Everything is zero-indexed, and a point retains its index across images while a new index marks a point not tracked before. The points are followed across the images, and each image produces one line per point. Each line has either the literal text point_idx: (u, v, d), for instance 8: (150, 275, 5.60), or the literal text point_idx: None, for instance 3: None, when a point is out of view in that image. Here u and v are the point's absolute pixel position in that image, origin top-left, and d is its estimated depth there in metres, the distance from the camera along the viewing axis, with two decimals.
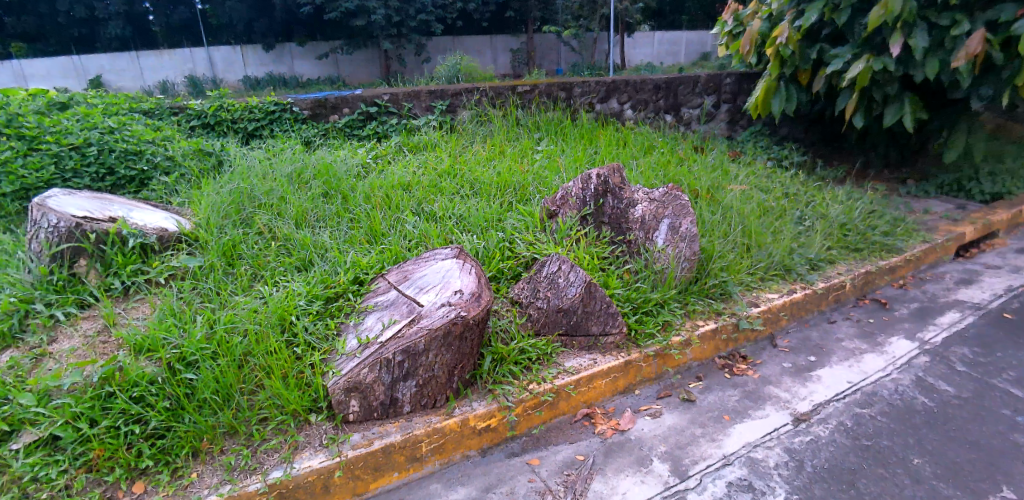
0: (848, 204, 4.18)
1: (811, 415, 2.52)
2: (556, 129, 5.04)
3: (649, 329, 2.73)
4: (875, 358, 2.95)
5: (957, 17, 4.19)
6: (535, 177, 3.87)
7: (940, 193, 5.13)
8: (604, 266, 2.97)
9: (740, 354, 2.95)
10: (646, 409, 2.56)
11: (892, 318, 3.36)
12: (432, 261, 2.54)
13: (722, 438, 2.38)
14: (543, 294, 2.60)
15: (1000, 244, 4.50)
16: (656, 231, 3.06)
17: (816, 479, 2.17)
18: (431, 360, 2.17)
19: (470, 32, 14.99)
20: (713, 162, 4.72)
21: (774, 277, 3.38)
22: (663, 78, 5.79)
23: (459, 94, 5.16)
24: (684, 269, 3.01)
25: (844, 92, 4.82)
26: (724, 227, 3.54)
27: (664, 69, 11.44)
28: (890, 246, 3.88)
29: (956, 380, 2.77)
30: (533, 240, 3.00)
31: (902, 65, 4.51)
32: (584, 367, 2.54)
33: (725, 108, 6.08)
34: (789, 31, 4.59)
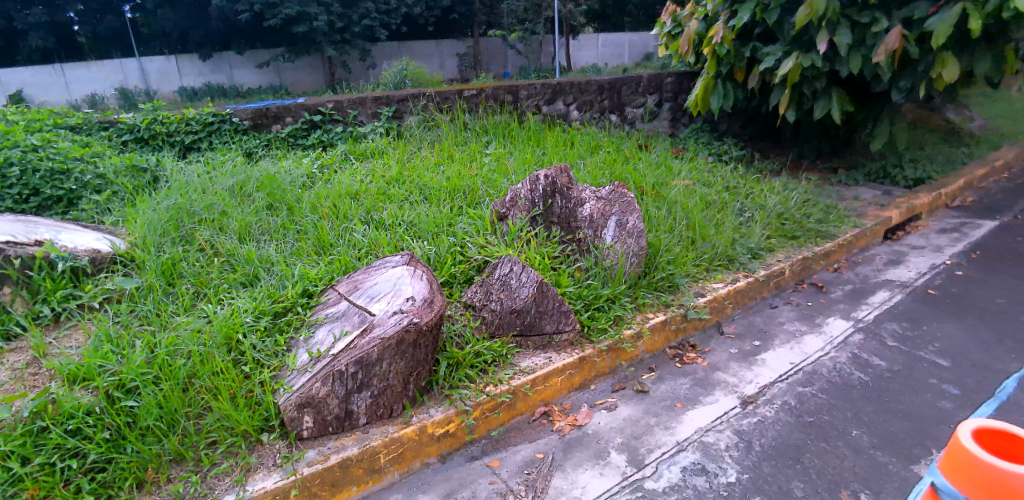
0: (784, 195, 4.37)
1: (758, 397, 2.63)
2: (504, 132, 5.08)
3: (601, 324, 2.79)
4: (815, 338, 3.10)
5: (876, 16, 4.44)
6: (483, 180, 3.88)
7: (868, 180, 5.43)
8: (555, 265, 3.00)
9: (689, 343, 3.04)
10: (603, 403, 2.60)
11: (829, 300, 3.54)
12: (383, 269, 2.52)
13: (675, 425, 2.46)
14: (497, 296, 2.61)
15: (924, 225, 4.79)
16: (605, 228, 3.12)
17: (765, 457, 2.27)
18: (386, 368, 2.15)
19: (416, 37, 14.90)
20: (658, 159, 4.86)
21: (718, 267, 3.51)
22: (607, 79, 5.91)
23: (405, 100, 5.13)
24: (633, 264, 3.09)
25: (777, 88, 5.04)
26: (670, 222, 3.65)
27: (610, 70, 11.66)
28: (825, 233, 4.08)
29: (888, 355, 2.94)
30: (484, 243, 3.01)
31: (829, 62, 4.75)
32: (540, 365, 2.57)
33: (667, 107, 6.24)
34: (724, 31, 4.77)
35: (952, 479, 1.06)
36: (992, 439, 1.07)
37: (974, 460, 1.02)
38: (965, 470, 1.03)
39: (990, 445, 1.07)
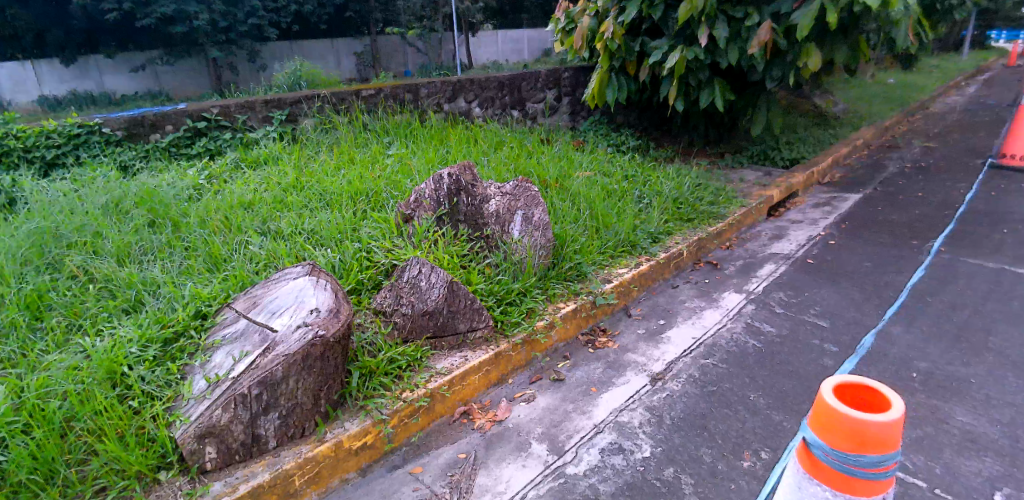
0: (678, 180, 4.61)
1: (665, 373, 2.76)
2: (405, 132, 4.98)
3: (514, 318, 2.82)
4: (713, 312, 3.31)
5: (748, 11, 4.78)
6: (387, 182, 3.79)
7: (752, 162, 5.85)
8: (464, 263, 2.99)
9: (600, 329, 3.14)
10: (521, 396, 2.62)
11: (723, 276, 3.78)
12: (283, 282, 2.39)
13: (591, 408, 2.53)
14: (407, 300, 2.56)
15: (800, 201, 5.24)
16: (511, 223, 3.15)
17: (675, 429, 2.39)
18: (293, 386, 2.05)
19: (307, 35, 14.28)
20: (559, 152, 4.97)
21: (622, 253, 3.64)
22: (506, 76, 5.94)
23: (299, 102, 4.90)
24: (541, 256, 3.15)
25: (665, 79, 5.30)
26: (574, 213, 3.74)
27: (512, 66, 11.76)
28: (716, 214, 4.36)
29: (777, 321, 3.19)
30: (390, 246, 2.94)
31: (710, 54, 5.06)
32: (456, 365, 2.55)
33: (566, 101, 6.39)
34: (614, 26, 4.95)
35: (822, 431, 1.37)
36: (848, 395, 1.41)
37: (839, 414, 1.34)
38: (832, 423, 1.34)
39: (849, 402, 1.41)
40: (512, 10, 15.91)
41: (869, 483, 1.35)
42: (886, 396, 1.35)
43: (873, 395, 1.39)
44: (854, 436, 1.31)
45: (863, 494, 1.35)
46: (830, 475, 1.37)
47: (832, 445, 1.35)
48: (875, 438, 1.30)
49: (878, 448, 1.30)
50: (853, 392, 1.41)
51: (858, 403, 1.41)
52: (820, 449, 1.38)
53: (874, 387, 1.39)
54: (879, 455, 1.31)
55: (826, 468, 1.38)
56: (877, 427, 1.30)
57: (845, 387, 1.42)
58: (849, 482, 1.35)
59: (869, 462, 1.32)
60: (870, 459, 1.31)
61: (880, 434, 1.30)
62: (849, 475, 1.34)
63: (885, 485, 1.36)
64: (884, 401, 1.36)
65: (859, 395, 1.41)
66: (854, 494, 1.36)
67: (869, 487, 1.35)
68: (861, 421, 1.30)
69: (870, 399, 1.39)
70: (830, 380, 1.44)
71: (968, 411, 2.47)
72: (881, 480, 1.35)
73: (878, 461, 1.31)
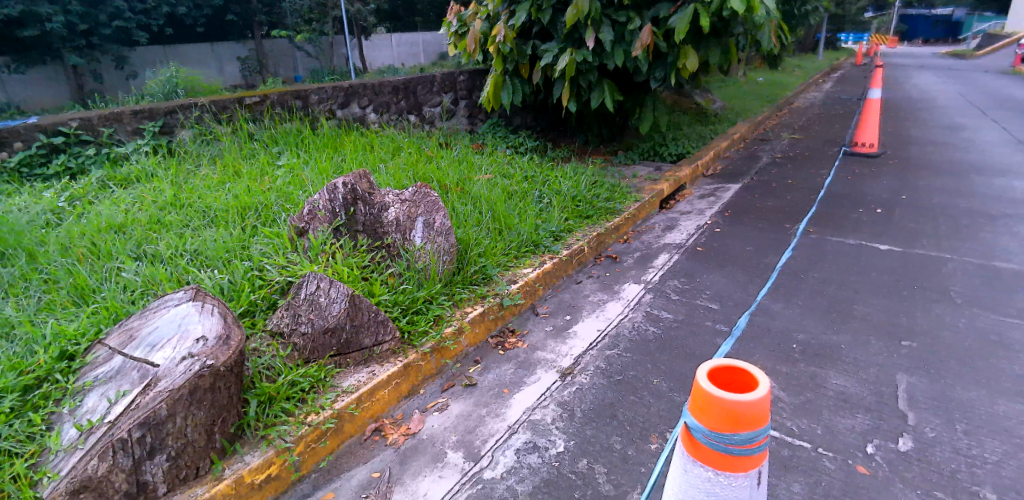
0: (575, 179, 4.74)
1: (574, 367, 2.83)
2: (295, 141, 4.75)
3: (421, 327, 2.77)
4: (615, 303, 3.44)
5: (630, 15, 5.01)
6: (277, 194, 3.59)
7: (643, 159, 6.15)
8: (366, 274, 2.90)
9: (509, 329, 3.16)
10: (434, 405, 2.58)
11: (622, 268, 3.93)
12: (163, 310, 2.19)
13: (504, 410, 2.54)
14: (306, 317, 2.43)
15: (688, 193, 5.57)
16: (413, 230, 3.08)
17: (586, 421, 2.45)
18: (181, 424, 1.89)
19: (182, 39, 13.26)
20: (459, 156, 4.95)
21: (526, 253, 3.69)
22: (401, 80, 5.81)
23: (173, 112, 4.50)
24: (446, 262, 3.13)
25: (558, 82, 5.43)
26: (476, 216, 3.75)
27: (409, 69, 11.60)
28: (612, 209, 4.53)
29: (673, 307, 3.36)
30: (284, 263, 2.79)
31: (597, 57, 5.24)
32: (364, 382, 2.46)
33: (463, 104, 6.37)
34: (505, 30, 5.01)
35: (698, 414, 1.30)
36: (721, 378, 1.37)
37: (713, 397, 1.28)
38: (707, 405, 1.28)
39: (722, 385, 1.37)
40: (405, 13, 15.70)
41: (747, 462, 1.30)
42: (755, 373, 1.32)
43: (743, 373, 1.35)
44: (729, 416, 1.26)
45: (741, 472, 1.30)
46: (710, 458, 1.31)
47: (709, 427, 1.29)
48: (748, 416, 1.25)
49: (751, 424, 1.26)
50: (725, 374, 1.36)
51: (730, 384, 1.36)
52: (698, 432, 1.32)
53: (744, 366, 1.36)
54: (754, 432, 1.26)
55: (706, 451, 1.31)
56: (749, 404, 1.25)
57: (718, 369, 1.37)
58: (727, 461, 1.29)
59: (744, 440, 1.27)
60: (745, 437, 1.26)
61: (752, 412, 1.25)
62: (727, 454, 1.29)
63: (760, 462, 1.32)
64: (754, 379, 1.33)
65: (730, 375, 1.36)
66: (733, 474, 1.31)
67: (746, 465, 1.30)
68: (733, 402, 1.24)
69: (741, 379, 1.35)
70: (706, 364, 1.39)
71: (841, 374, 2.73)
72: (757, 457, 1.31)
73: (753, 438, 1.27)
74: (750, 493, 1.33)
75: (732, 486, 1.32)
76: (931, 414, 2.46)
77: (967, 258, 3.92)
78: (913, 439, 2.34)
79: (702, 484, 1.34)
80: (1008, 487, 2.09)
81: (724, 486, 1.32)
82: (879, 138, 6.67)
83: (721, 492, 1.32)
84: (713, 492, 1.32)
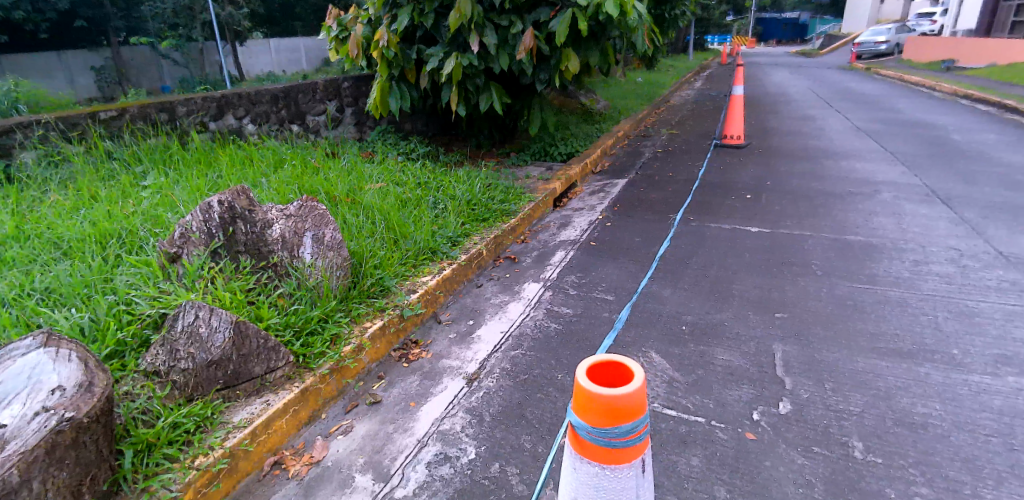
0: (469, 183, 4.74)
1: (480, 371, 2.82)
2: (162, 159, 4.36)
3: (318, 348, 2.64)
4: (516, 304, 3.47)
5: (512, 19, 5.08)
6: (144, 218, 3.28)
7: (535, 160, 6.28)
8: (251, 298, 2.72)
9: (411, 341, 3.09)
10: (337, 428, 2.47)
11: (521, 268, 3.98)
12: (7, 360, 1.90)
13: (412, 424, 2.48)
14: (185, 352, 2.24)
15: (580, 191, 5.75)
16: (301, 247, 2.92)
17: (496, 424, 2.46)
18: (40, 488, 1.67)
19: (19, 47, 11.73)
20: (347, 166, 4.78)
21: (424, 260, 3.63)
22: (279, 87, 5.50)
23: (10, 131, 3.92)
24: (339, 277, 3.01)
25: (445, 86, 5.40)
26: (369, 227, 3.64)
27: (291, 77, 11.05)
28: (507, 211, 4.58)
29: (572, 302, 3.46)
30: (155, 294, 2.55)
31: (483, 61, 5.27)
32: (258, 413, 2.30)
33: (350, 112, 6.14)
34: (388, 35, 4.91)
35: (581, 412, 1.34)
36: (598, 373, 1.40)
37: (591, 393, 1.31)
38: (587, 403, 1.31)
39: (601, 380, 1.41)
40: (283, 17, 14.94)
41: (630, 453, 1.35)
42: (631, 366, 1.37)
43: (621, 367, 1.40)
44: (608, 411, 1.29)
45: (625, 463, 1.35)
46: (595, 453, 1.35)
47: (592, 424, 1.32)
48: (626, 409, 1.29)
49: (630, 416, 1.30)
50: (605, 369, 1.40)
51: (609, 378, 1.41)
52: (582, 430, 1.35)
53: (621, 360, 1.40)
54: (633, 423, 1.31)
55: (592, 447, 1.35)
56: (626, 398, 1.29)
57: (598, 365, 1.40)
58: (611, 454, 1.34)
59: (624, 432, 1.31)
60: (626, 429, 1.31)
61: (629, 404, 1.29)
62: (611, 448, 1.33)
63: (642, 450, 1.38)
64: (630, 371, 1.37)
65: (610, 370, 1.40)
66: (618, 466, 1.35)
67: (630, 456, 1.36)
68: (611, 396, 1.28)
69: (620, 372, 1.40)
70: (584, 362, 1.42)
71: (726, 350, 2.94)
72: (638, 446, 1.36)
73: (632, 429, 1.31)
74: (635, 481, 1.38)
75: (619, 477, 1.36)
76: (804, 377, 2.71)
77: (824, 234, 4.36)
78: (791, 401, 2.56)
79: (591, 479, 1.38)
80: (871, 434, 2.35)
81: (611, 478, 1.36)
82: (744, 130, 7.26)
83: (609, 485, 1.37)
84: (601, 486, 1.37)
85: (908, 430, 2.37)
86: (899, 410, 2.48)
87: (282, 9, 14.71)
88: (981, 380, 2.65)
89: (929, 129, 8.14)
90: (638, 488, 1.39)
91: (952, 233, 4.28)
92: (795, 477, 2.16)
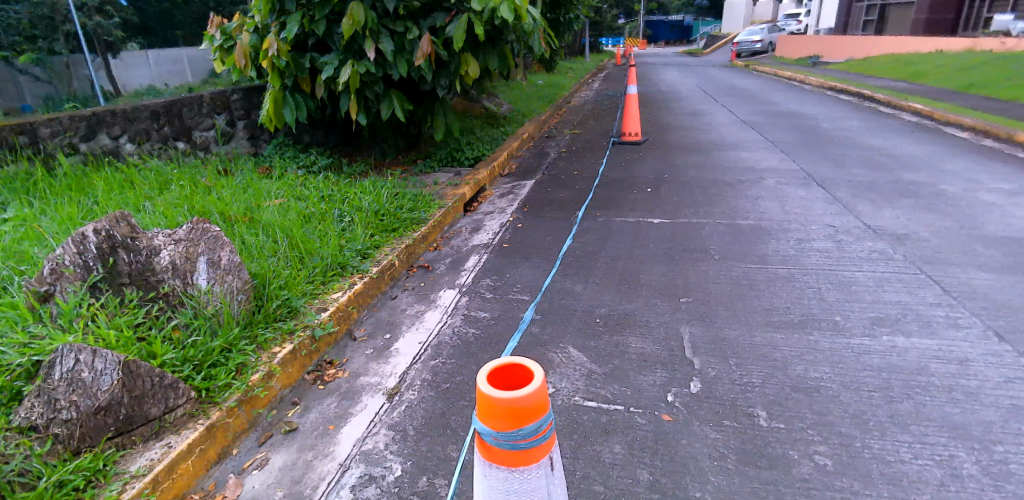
0: (375, 193, 4.62)
1: (400, 385, 2.76)
2: (25, 188, 3.93)
3: (222, 380, 2.47)
4: (433, 312, 3.43)
5: (408, 25, 5.02)
6: (7, 255, 2.93)
7: (442, 166, 6.25)
8: (142, 333, 2.49)
9: (326, 361, 2.97)
10: (252, 463, 2.32)
11: (435, 276, 3.95)
12: None
13: (332, 448, 2.38)
14: (66, 401, 2.05)
15: (489, 194, 5.78)
16: (194, 273, 2.75)
17: (421, 437, 2.42)
18: None
19: None
20: (243, 183, 4.52)
21: (334, 276, 3.50)
22: (159, 102, 5.08)
23: None
24: (241, 302, 2.84)
25: (343, 95, 5.24)
26: (272, 246, 3.47)
27: (174, 90, 10.30)
28: (417, 219, 4.51)
29: (489, 305, 3.47)
30: (25, 339, 2.29)
31: (381, 68, 5.16)
32: (158, 458, 2.12)
33: (242, 125, 5.78)
34: (277, 43, 4.69)
35: (484, 418, 1.29)
36: (500, 376, 1.37)
37: (492, 397, 1.28)
38: (489, 407, 1.28)
39: (503, 383, 1.38)
40: (160, 26, 13.90)
41: (537, 452, 1.33)
42: (530, 366, 1.35)
43: (521, 367, 1.37)
44: (510, 413, 1.26)
45: (534, 463, 1.32)
46: (503, 457, 1.31)
47: (496, 428, 1.28)
48: (528, 409, 1.27)
49: (533, 416, 1.28)
50: (505, 372, 1.37)
51: (511, 380, 1.37)
52: (487, 436, 1.31)
53: (520, 361, 1.38)
54: (537, 422, 1.29)
55: (498, 452, 1.31)
56: (527, 397, 1.26)
57: (498, 368, 1.37)
58: (518, 456, 1.31)
59: (530, 432, 1.29)
60: (531, 429, 1.28)
61: (532, 404, 1.27)
62: (518, 450, 1.30)
63: (549, 448, 1.36)
64: (529, 370, 1.35)
65: (510, 372, 1.37)
66: (526, 467, 1.32)
67: (537, 455, 1.33)
68: (511, 399, 1.25)
69: (520, 373, 1.37)
70: (485, 366, 1.38)
71: (639, 338, 3.05)
72: (544, 444, 1.34)
73: (537, 428, 1.29)
74: (546, 480, 1.36)
75: (528, 479, 1.33)
76: (710, 356, 2.87)
77: (719, 220, 4.65)
78: (701, 380, 2.70)
79: (502, 485, 1.34)
80: (773, 402, 2.53)
81: (521, 481, 1.33)
82: (641, 127, 7.59)
83: (519, 487, 1.34)
84: (512, 489, 1.33)
85: (804, 395, 2.57)
86: (795, 377, 2.69)
87: (158, 18, 13.67)
88: (860, 342, 2.93)
89: (802, 118, 8.91)
90: (549, 487, 1.37)
91: (828, 212, 4.71)
92: (709, 451, 2.28)
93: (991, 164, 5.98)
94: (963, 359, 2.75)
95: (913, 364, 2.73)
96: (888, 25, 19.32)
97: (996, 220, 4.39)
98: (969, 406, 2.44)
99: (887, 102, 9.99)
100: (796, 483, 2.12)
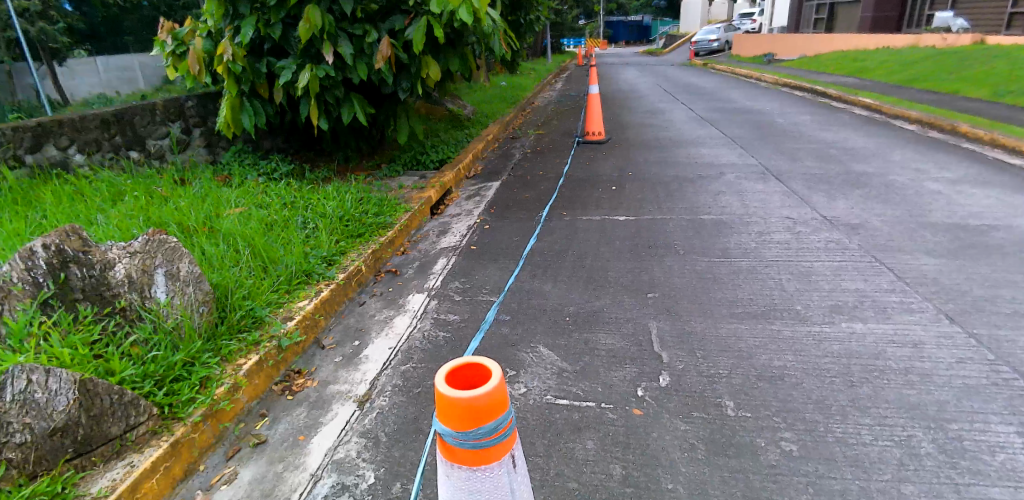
0: (339, 199, 4.55)
1: (371, 392, 2.73)
2: None
3: (186, 395, 2.41)
4: (402, 317, 3.40)
5: (366, 28, 4.96)
6: None
7: (408, 170, 6.22)
8: (99, 351, 2.41)
9: (294, 371, 2.92)
10: (220, 478, 2.25)
11: (403, 280, 3.92)
12: None
13: (304, 459, 2.34)
14: (19, 424, 1.95)
15: (455, 197, 5.75)
16: (151, 286, 2.67)
17: (394, 443, 2.40)
18: None
19: None
20: (200, 192, 4.41)
21: (299, 284, 3.44)
22: (109, 110, 4.89)
23: None
24: (202, 313, 2.77)
25: (303, 100, 5.13)
26: (233, 255, 3.39)
27: (128, 98, 9.95)
28: (382, 224, 4.46)
29: (458, 308, 3.46)
30: None
31: (340, 71, 5.08)
32: (119, 479, 2.05)
33: (197, 133, 5.60)
34: (232, 47, 4.58)
35: (443, 419, 1.28)
36: (461, 374, 1.36)
37: (450, 398, 1.26)
38: (447, 407, 1.26)
39: (464, 381, 1.37)
40: (110, 32, 13.42)
41: (497, 451, 1.31)
42: (487, 365, 1.34)
43: (479, 367, 1.37)
44: (467, 414, 1.25)
45: (495, 462, 1.31)
46: (463, 457, 1.30)
47: (455, 428, 1.27)
48: (486, 407, 1.26)
49: (492, 413, 1.27)
50: (463, 372, 1.36)
51: (469, 380, 1.37)
52: (448, 436, 1.29)
53: (478, 360, 1.37)
54: (497, 420, 1.28)
55: (459, 452, 1.30)
56: (484, 396, 1.25)
57: (457, 368, 1.36)
58: (480, 455, 1.30)
59: (489, 431, 1.28)
60: (489, 428, 1.27)
61: (490, 401, 1.26)
62: (479, 449, 1.29)
63: (511, 445, 1.35)
64: (487, 369, 1.35)
65: (469, 372, 1.37)
66: (487, 466, 1.31)
67: (498, 454, 1.32)
68: (470, 398, 1.24)
69: (479, 372, 1.36)
70: (446, 364, 1.37)
71: (607, 334, 3.09)
72: (506, 442, 1.33)
73: (497, 426, 1.28)
74: (509, 479, 1.35)
75: (490, 478, 1.32)
76: (678, 349, 2.93)
77: (682, 215, 4.74)
78: (670, 373, 2.75)
79: (464, 485, 1.33)
80: (739, 392, 2.59)
81: (484, 480, 1.32)
82: (604, 126, 7.66)
83: (479, 488, 1.32)
84: (474, 489, 1.32)
85: (768, 383, 2.64)
86: (760, 367, 2.75)
87: (106, 22, 13.16)
88: (821, 329, 3.02)
89: (758, 114, 9.14)
90: (513, 485, 1.36)
91: (786, 204, 4.85)
92: (680, 443, 2.32)
93: (936, 154, 6.24)
94: (917, 342, 2.86)
95: (870, 349, 2.83)
96: (837, 24, 20.05)
97: (942, 208, 4.58)
98: (923, 387, 2.54)
99: (840, 97, 10.33)
100: (764, 470, 2.17)
